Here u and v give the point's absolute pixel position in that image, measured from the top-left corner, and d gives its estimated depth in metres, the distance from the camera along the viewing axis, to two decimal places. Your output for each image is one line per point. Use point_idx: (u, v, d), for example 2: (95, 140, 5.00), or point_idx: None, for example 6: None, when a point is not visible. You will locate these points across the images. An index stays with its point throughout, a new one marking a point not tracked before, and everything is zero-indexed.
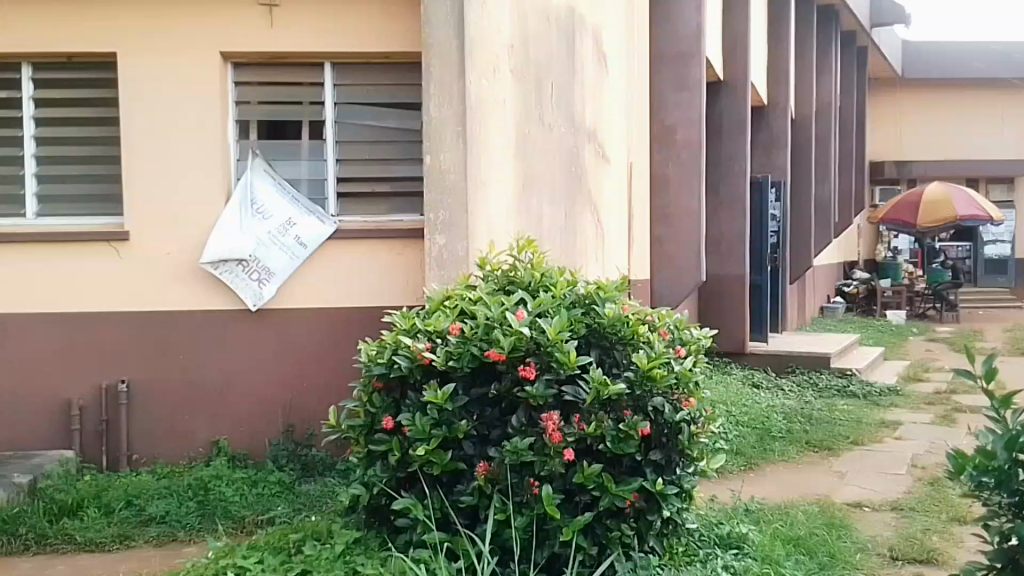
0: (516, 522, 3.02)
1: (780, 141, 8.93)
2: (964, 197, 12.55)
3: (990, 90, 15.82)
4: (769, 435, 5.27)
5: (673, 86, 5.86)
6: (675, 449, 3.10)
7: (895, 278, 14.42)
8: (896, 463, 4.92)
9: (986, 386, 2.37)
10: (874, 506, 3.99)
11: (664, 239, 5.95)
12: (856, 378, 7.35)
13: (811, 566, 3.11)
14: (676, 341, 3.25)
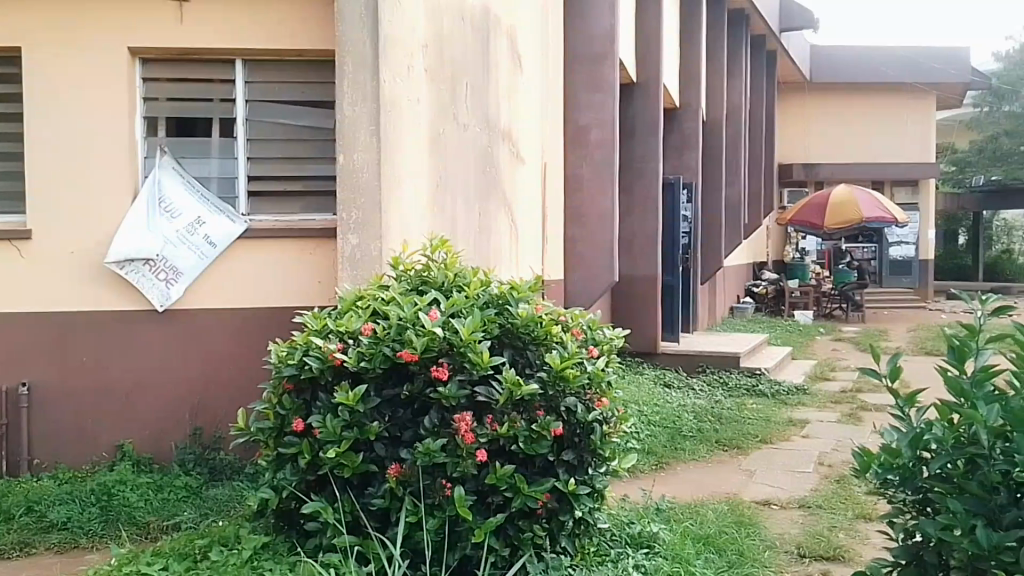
0: (428, 524, 2.98)
1: (692, 141, 9.08)
2: (867, 198, 12.83)
3: (904, 94, 16.25)
4: (678, 434, 5.39)
5: (589, 87, 6.28)
6: (587, 449, 3.09)
7: (803, 278, 14.74)
8: (805, 461, 5.05)
9: (892, 388, 2.71)
10: (782, 505, 4.12)
11: (576, 239, 6.39)
12: (764, 377, 7.53)
13: (720, 564, 3.14)
14: (589, 341, 3.25)
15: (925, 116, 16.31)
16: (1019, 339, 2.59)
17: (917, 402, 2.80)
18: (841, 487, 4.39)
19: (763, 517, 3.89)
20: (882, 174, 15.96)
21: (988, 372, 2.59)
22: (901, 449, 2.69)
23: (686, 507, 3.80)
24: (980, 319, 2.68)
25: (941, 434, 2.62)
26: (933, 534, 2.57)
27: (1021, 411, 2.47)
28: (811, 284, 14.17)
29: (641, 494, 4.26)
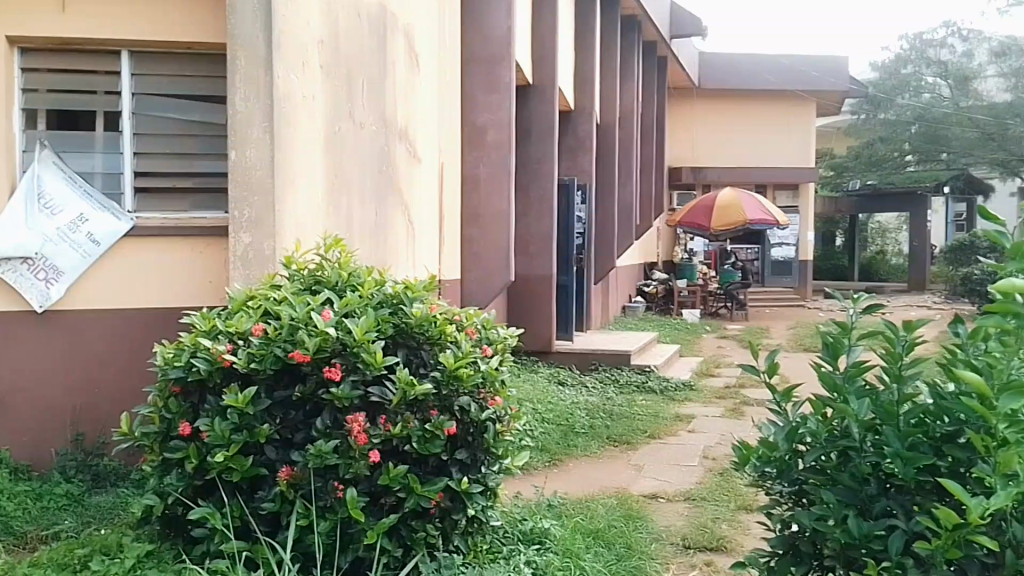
0: (319, 528, 2.94)
1: (586, 143, 9.60)
2: (752, 201, 13.54)
3: (786, 101, 17.30)
4: (572, 431, 5.60)
5: (485, 88, 6.59)
6: (480, 448, 3.12)
7: (692, 278, 15.86)
8: (690, 455, 5.37)
9: (771, 383, 2.74)
10: (669, 498, 4.38)
11: (473, 240, 6.74)
12: (653, 375, 8.16)
13: (609, 556, 3.26)
14: (483, 340, 3.27)
15: (808, 120, 17.37)
16: (887, 335, 2.66)
17: (792, 397, 2.88)
18: (721, 478, 4.71)
19: (649, 510, 4.11)
20: (766, 177, 17.20)
21: (860, 367, 2.67)
22: (778, 442, 2.75)
23: (577, 502, 3.97)
24: (853, 317, 2.69)
25: (815, 427, 2.70)
26: (807, 525, 2.63)
27: (890, 406, 2.58)
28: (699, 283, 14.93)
29: (533, 492, 4.39)
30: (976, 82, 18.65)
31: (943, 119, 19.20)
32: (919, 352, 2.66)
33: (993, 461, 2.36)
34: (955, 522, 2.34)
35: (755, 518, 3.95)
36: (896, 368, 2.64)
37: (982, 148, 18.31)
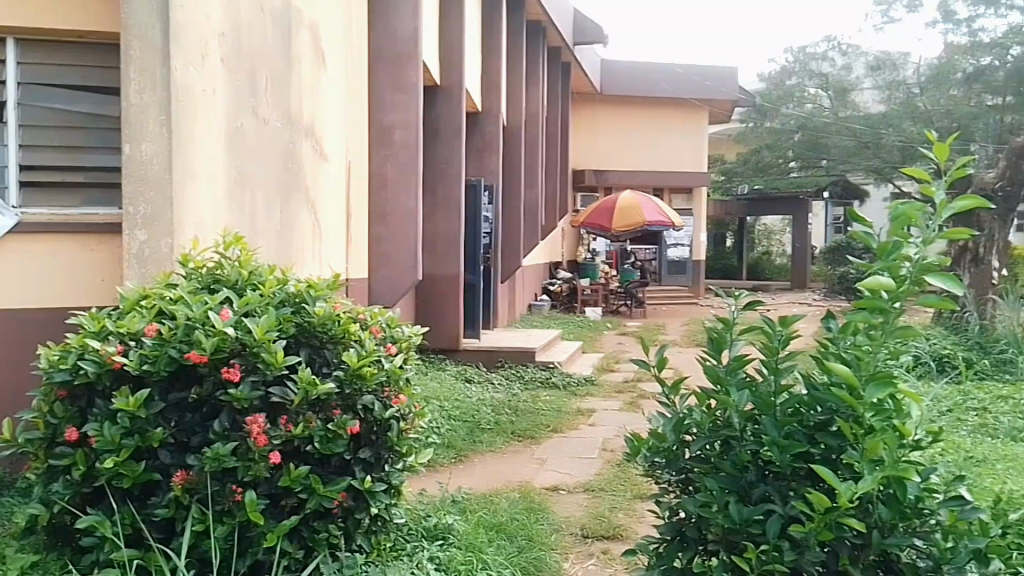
0: (216, 532, 2.89)
1: (493, 144, 9.91)
2: (651, 205, 14.24)
3: (680, 109, 18.73)
4: (477, 427, 5.73)
5: (392, 88, 6.67)
6: (384, 446, 3.15)
7: (593, 277, 16.59)
8: (590, 448, 5.58)
9: (659, 376, 2.91)
10: (568, 489, 4.56)
11: (382, 240, 6.82)
12: (556, 371, 8.68)
13: (510, 550, 3.37)
14: (387, 339, 3.29)
15: (700, 126, 18.84)
16: (765, 330, 2.81)
17: (680, 390, 3.04)
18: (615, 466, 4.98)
19: (550, 503, 4.34)
20: (661, 180, 18.38)
21: (740, 361, 2.86)
22: (666, 433, 2.92)
23: (481, 496, 4.17)
24: (735, 315, 2.86)
25: (700, 418, 2.89)
26: (693, 512, 2.78)
27: (767, 397, 2.78)
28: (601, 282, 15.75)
29: (439, 488, 4.50)
30: (853, 94, 18.45)
31: (826, 128, 18.89)
32: (794, 346, 2.83)
33: (862, 447, 2.62)
34: (825, 506, 2.57)
35: (646, 506, 4.21)
36: (774, 362, 2.82)
37: (858, 158, 17.59)
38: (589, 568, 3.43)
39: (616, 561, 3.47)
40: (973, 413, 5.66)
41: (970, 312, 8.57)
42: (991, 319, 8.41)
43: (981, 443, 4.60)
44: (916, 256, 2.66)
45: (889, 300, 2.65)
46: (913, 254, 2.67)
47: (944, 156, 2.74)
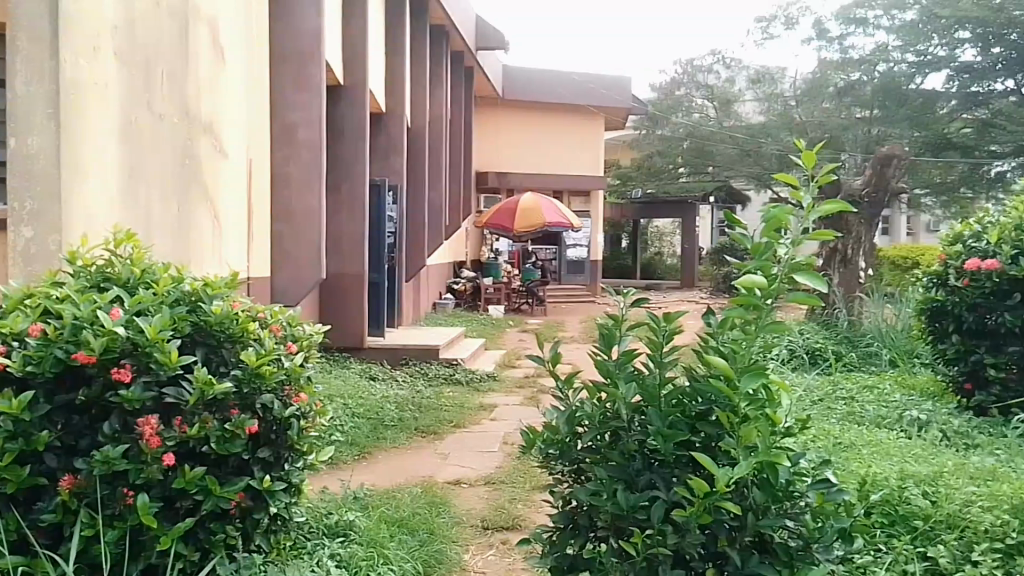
0: (108, 536, 2.84)
1: (396, 145, 10.60)
2: (551, 207, 15.56)
3: (577, 115, 20.25)
4: (381, 425, 5.98)
5: (294, 88, 7.22)
6: (284, 445, 3.17)
7: (497, 276, 17.72)
8: (492, 441, 5.91)
9: (554, 371, 3.07)
10: (470, 482, 4.86)
11: (283, 235, 7.38)
12: (460, 367, 9.27)
13: (412, 546, 3.51)
14: (288, 337, 3.33)
15: (595, 132, 20.55)
16: (651, 325, 3.00)
17: (573, 383, 3.20)
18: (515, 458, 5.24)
19: (453, 496, 4.55)
20: (561, 185, 19.90)
21: (629, 354, 3.03)
22: (560, 425, 3.07)
23: (385, 493, 4.32)
24: (624, 311, 3.06)
25: (591, 410, 3.04)
26: (584, 501, 2.92)
27: (654, 389, 2.96)
28: (503, 282, 16.70)
29: (341, 485, 4.68)
30: (735, 105, 23.45)
31: (708, 137, 23.58)
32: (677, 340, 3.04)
33: (738, 435, 2.82)
34: (705, 491, 2.74)
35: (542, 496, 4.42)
36: (658, 356, 3.01)
37: (740, 163, 22.98)
38: (488, 559, 3.59)
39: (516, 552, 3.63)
40: (840, 401, 6.15)
41: (840, 311, 9.06)
42: (857, 315, 8.98)
43: (845, 428, 4.99)
44: (785, 254, 2.89)
45: (762, 297, 2.85)
46: (782, 254, 2.90)
47: (811, 163, 2.92)
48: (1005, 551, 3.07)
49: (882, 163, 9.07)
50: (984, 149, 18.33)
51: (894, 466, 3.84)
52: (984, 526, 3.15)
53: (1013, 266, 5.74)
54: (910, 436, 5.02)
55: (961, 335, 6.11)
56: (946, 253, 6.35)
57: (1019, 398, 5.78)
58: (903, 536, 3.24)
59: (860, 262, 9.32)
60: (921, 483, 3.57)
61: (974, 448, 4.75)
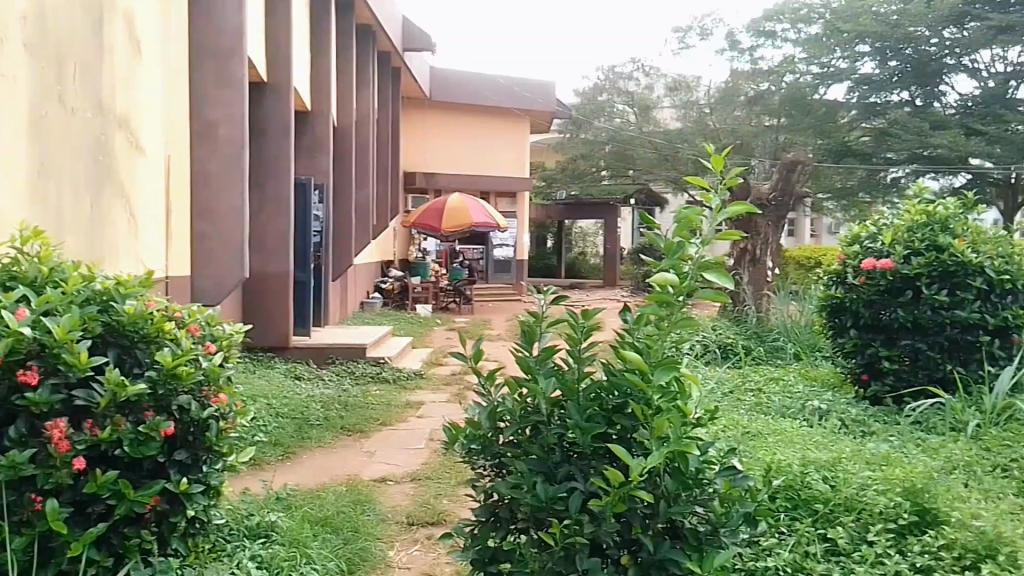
0: (13, 544, 2.72)
1: (322, 145, 10.71)
2: (477, 207, 16.03)
3: (502, 117, 20.70)
4: (306, 424, 6.08)
5: (215, 83, 7.11)
6: (201, 447, 3.14)
7: (423, 276, 17.90)
8: (419, 438, 6.09)
9: (476, 368, 3.19)
10: (397, 480, 4.93)
11: (203, 233, 7.27)
12: (386, 366, 9.35)
13: (333, 542, 3.68)
14: (207, 337, 3.30)
15: (520, 134, 21.03)
16: (569, 321, 3.15)
17: (495, 379, 3.32)
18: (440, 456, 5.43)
19: (378, 495, 4.68)
20: (487, 185, 20.46)
21: (549, 351, 3.16)
22: (482, 421, 3.18)
23: (309, 494, 4.41)
24: (543, 309, 3.19)
25: (512, 406, 3.17)
26: (504, 493, 3.03)
27: (571, 383, 3.10)
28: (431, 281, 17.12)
29: (263, 486, 4.75)
30: (654, 111, 24.53)
31: (631, 140, 24.73)
32: (594, 336, 3.19)
33: (651, 426, 2.96)
34: (619, 480, 2.87)
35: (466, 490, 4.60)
36: (576, 351, 3.17)
37: (659, 167, 24.35)
38: (414, 555, 3.74)
39: (437, 546, 3.88)
40: (749, 392, 6.49)
41: (750, 306, 9.58)
42: (765, 312, 9.49)
43: (753, 418, 5.28)
44: (695, 254, 3.07)
45: (674, 294, 3.01)
46: (693, 253, 3.06)
47: (720, 166, 3.10)
48: (897, 530, 3.35)
49: (788, 168, 9.42)
50: (881, 156, 19.53)
51: (798, 453, 4.11)
52: (880, 508, 3.41)
53: (905, 266, 6.11)
54: (812, 424, 5.35)
55: (858, 329, 6.49)
56: (845, 253, 6.74)
57: (910, 388, 6.13)
58: (805, 519, 3.49)
59: (768, 261, 9.89)
60: (822, 468, 3.83)
61: (869, 435, 5.09)
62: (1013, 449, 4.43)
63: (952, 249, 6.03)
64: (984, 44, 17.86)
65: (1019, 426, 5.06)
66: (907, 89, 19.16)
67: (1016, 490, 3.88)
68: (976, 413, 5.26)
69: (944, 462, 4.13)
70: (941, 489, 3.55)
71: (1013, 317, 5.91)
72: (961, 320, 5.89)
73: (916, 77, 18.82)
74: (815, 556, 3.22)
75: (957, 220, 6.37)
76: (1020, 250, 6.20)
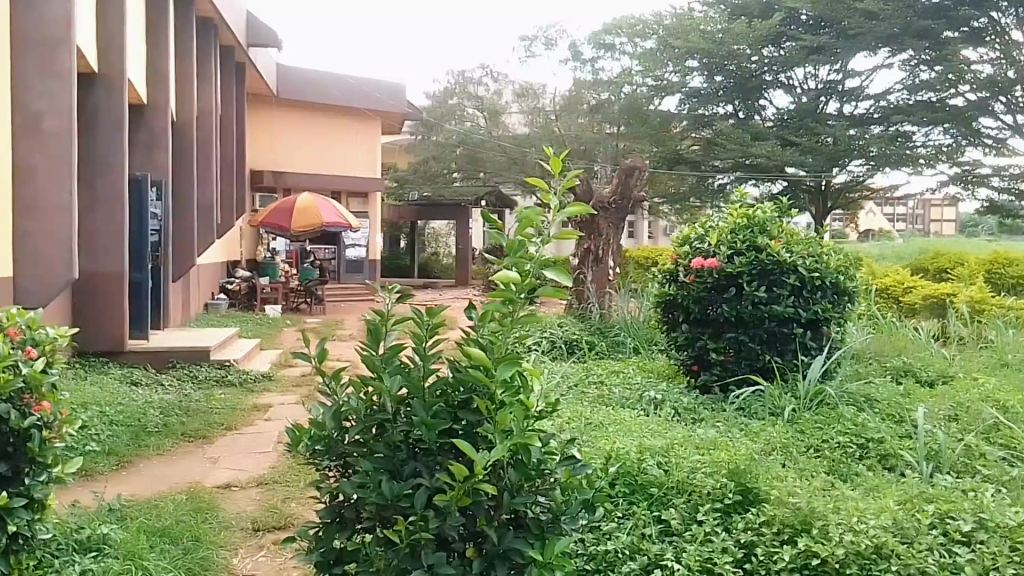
0: None
1: (160, 141, 10.57)
2: (328, 207, 16.69)
3: (353, 116, 21.27)
4: (143, 432, 6.34)
5: (40, 72, 6.94)
6: (23, 458, 3.10)
7: (273, 275, 18.24)
8: (265, 442, 6.51)
9: (320, 366, 3.15)
10: (240, 485, 5.34)
11: (31, 231, 7.08)
12: (232, 369, 9.61)
13: (173, 552, 3.77)
14: (27, 341, 3.20)
15: (371, 134, 21.75)
16: (415, 319, 3.20)
17: (340, 378, 3.32)
18: (285, 458, 5.87)
19: (221, 501, 4.93)
20: (337, 185, 20.87)
21: (395, 349, 3.20)
22: (326, 422, 3.17)
23: (146, 504, 4.54)
24: (389, 308, 3.25)
25: (356, 405, 3.17)
26: (350, 493, 3.03)
27: (417, 380, 3.14)
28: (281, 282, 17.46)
29: (95, 497, 4.91)
30: (503, 116, 26.69)
31: (480, 144, 26.56)
32: (441, 334, 3.25)
33: (494, 419, 3.03)
34: (463, 475, 2.92)
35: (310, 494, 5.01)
36: (422, 349, 3.20)
37: (508, 171, 26.42)
38: (260, 561, 3.90)
39: (284, 551, 4.04)
40: (592, 384, 6.91)
41: (593, 306, 10.23)
42: (607, 309, 10.18)
43: (594, 409, 5.68)
44: (536, 253, 3.16)
45: (516, 292, 3.11)
46: (534, 251, 3.17)
47: (558, 170, 3.27)
48: (723, 508, 3.77)
49: (627, 172, 10.28)
50: (708, 163, 22.08)
51: (635, 441, 4.53)
52: (707, 489, 3.83)
53: (729, 264, 6.67)
54: (648, 413, 5.79)
55: (689, 324, 7.00)
56: (676, 253, 7.27)
57: (734, 376, 6.70)
58: (642, 504, 3.85)
59: (609, 261, 10.62)
60: (656, 455, 4.26)
61: (699, 422, 5.57)
62: (821, 432, 5.07)
63: (768, 249, 6.67)
64: (798, 62, 20.84)
65: (827, 409, 5.70)
66: (731, 103, 21.99)
67: (826, 469, 4.44)
68: (791, 399, 5.88)
69: (763, 445, 4.68)
70: (760, 470, 4.04)
71: (822, 311, 6.58)
72: (778, 314, 6.50)
73: (739, 91, 21.65)
74: (651, 537, 3.55)
75: (773, 223, 7.02)
76: (829, 252, 6.87)
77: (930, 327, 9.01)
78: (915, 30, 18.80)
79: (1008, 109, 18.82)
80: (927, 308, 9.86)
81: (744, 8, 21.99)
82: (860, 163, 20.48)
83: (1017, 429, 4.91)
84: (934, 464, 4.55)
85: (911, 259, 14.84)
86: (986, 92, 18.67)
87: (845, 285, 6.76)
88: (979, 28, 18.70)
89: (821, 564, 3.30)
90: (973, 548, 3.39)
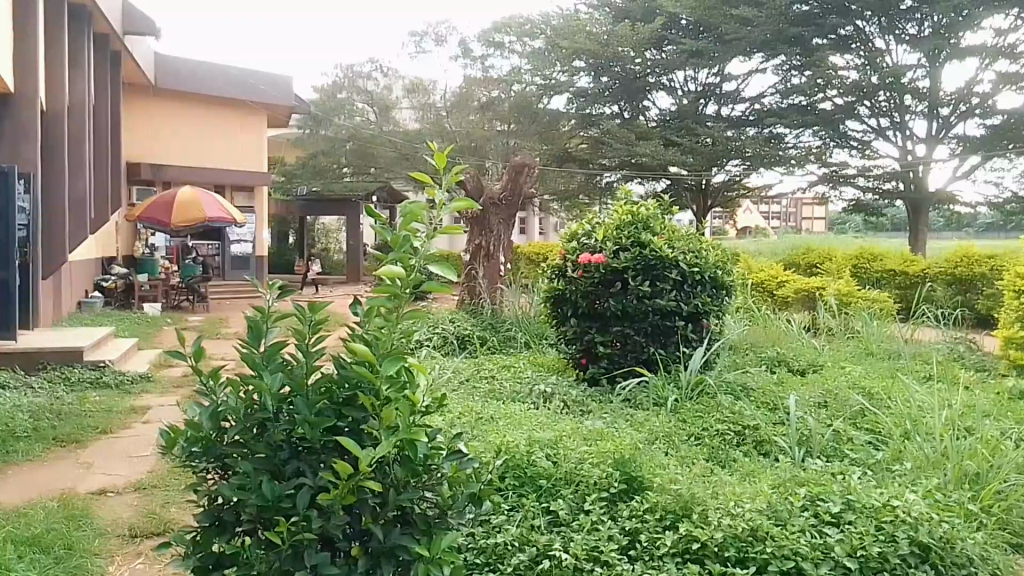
0: None
1: (28, 134, 10.08)
2: (212, 202, 16.21)
3: (236, 109, 20.84)
4: (12, 438, 6.23)
5: None
6: None
7: (151, 271, 17.91)
8: (142, 445, 6.44)
9: (195, 364, 2.94)
10: (118, 490, 5.32)
11: None
12: (108, 369, 9.36)
13: (46, 564, 3.87)
14: None
15: (257, 130, 21.42)
16: (296, 316, 3.09)
17: (218, 377, 3.15)
18: (163, 461, 5.86)
19: (96, 507, 4.94)
20: (225, 178, 20.29)
21: (274, 346, 3.07)
22: (202, 423, 3.00)
23: (14, 513, 4.62)
24: (269, 303, 3.11)
25: (234, 405, 3.03)
26: (227, 495, 2.90)
27: (300, 379, 3.02)
28: (159, 279, 17.01)
29: None
30: (393, 112, 26.36)
31: (370, 139, 26.18)
32: (323, 330, 3.15)
33: (379, 416, 2.91)
34: (347, 473, 2.80)
35: (190, 498, 5.07)
36: (304, 345, 3.10)
37: (398, 165, 26.26)
38: (135, 568, 4.03)
39: (163, 557, 4.14)
40: (483, 379, 6.99)
41: (485, 301, 10.42)
42: (499, 304, 10.37)
43: (486, 404, 5.83)
44: (420, 247, 3.01)
45: (400, 287, 2.95)
46: (417, 246, 3.01)
47: (443, 164, 3.10)
48: (609, 497, 3.95)
49: (516, 170, 10.34)
50: (596, 162, 24.14)
51: (524, 434, 4.69)
52: (594, 479, 4.00)
53: (614, 259, 6.92)
54: (538, 407, 5.96)
55: (577, 318, 7.19)
56: (565, 248, 7.49)
57: (621, 368, 6.90)
58: (531, 495, 4.00)
59: (499, 257, 10.75)
60: (545, 447, 4.42)
61: (586, 413, 5.79)
62: (701, 420, 5.36)
63: (652, 245, 6.94)
64: (679, 65, 23.20)
65: (706, 398, 5.99)
66: (617, 103, 24.21)
67: (705, 455, 4.74)
68: (674, 389, 6.15)
69: (648, 434, 4.95)
70: (644, 460, 4.25)
71: (701, 305, 6.92)
72: (660, 308, 6.80)
73: (624, 92, 23.82)
74: (539, 528, 3.66)
75: (656, 220, 7.33)
76: (707, 248, 7.29)
77: (801, 317, 9.64)
78: (787, 36, 21.53)
79: (871, 113, 21.63)
80: (798, 300, 11.20)
81: (626, 12, 24.42)
82: (737, 164, 23.38)
83: (881, 415, 5.29)
84: (805, 448, 4.89)
85: (783, 253, 17.31)
86: (853, 96, 21.27)
87: (722, 279, 7.16)
88: (845, 36, 21.34)
89: (700, 548, 3.46)
90: (842, 528, 3.60)
